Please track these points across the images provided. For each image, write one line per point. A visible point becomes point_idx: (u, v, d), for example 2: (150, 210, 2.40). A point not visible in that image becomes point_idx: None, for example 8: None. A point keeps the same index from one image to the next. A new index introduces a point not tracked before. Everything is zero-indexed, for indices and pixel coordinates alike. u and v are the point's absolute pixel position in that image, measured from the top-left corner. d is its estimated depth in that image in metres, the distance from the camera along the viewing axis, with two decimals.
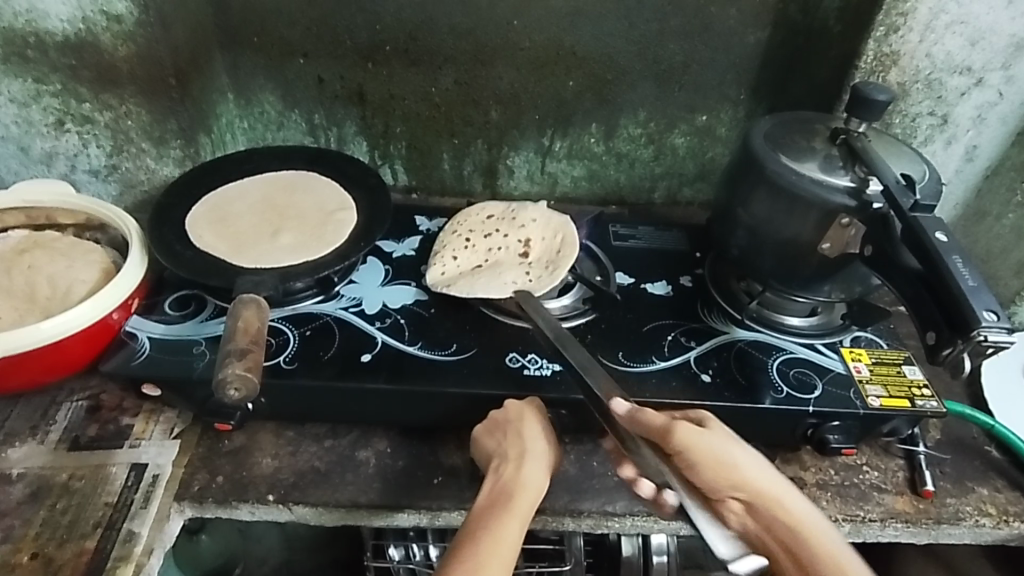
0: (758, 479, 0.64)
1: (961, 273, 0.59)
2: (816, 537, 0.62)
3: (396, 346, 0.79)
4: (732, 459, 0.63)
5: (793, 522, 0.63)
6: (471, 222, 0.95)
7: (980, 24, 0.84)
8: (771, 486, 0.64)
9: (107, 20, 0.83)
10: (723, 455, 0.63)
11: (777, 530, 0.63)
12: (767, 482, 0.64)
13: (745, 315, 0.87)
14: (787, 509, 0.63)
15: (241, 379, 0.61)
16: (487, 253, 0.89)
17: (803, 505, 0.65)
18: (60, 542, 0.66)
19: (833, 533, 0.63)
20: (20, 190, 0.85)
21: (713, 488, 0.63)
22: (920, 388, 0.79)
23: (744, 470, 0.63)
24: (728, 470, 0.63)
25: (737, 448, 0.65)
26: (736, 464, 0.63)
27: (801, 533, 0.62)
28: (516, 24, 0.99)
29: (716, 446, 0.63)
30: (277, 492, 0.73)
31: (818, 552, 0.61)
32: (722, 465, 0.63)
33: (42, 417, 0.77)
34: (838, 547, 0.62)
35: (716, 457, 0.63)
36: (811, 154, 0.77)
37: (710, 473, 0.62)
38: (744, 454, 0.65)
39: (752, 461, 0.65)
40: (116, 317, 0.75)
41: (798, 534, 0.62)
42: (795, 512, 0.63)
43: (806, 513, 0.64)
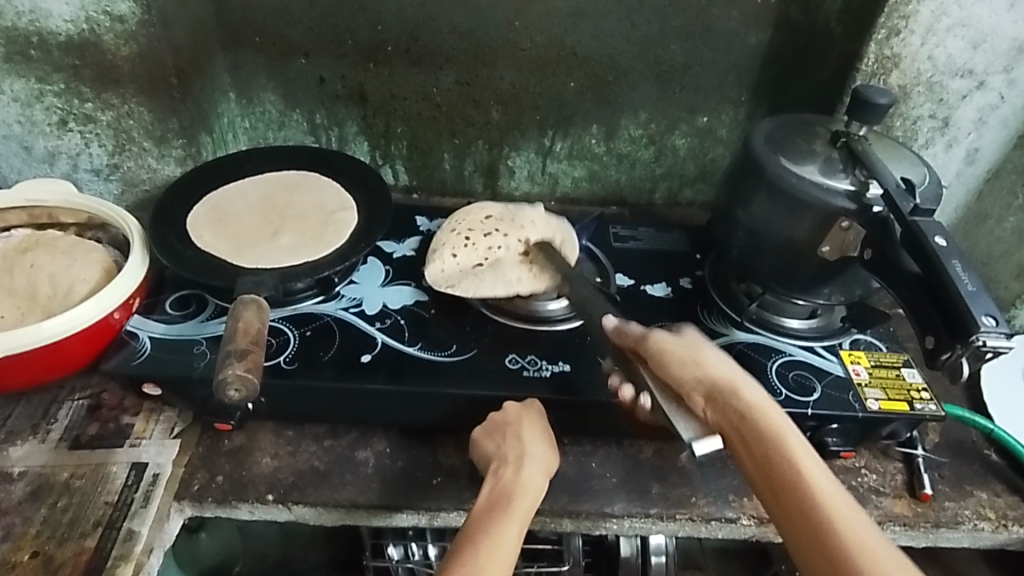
0: (726, 374, 0.63)
1: (961, 277, 0.59)
2: (779, 436, 0.59)
3: (396, 347, 0.79)
4: (699, 353, 0.65)
5: (755, 419, 0.60)
6: (473, 220, 0.92)
7: (982, 27, 0.84)
8: (739, 383, 0.63)
9: (110, 21, 0.83)
10: (694, 353, 0.65)
11: (740, 426, 0.60)
12: (736, 381, 0.63)
13: (745, 317, 0.87)
14: (751, 404, 0.61)
15: (241, 381, 0.61)
16: (486, 254, 0.88)
17: (773, 407, 0.62)
18: (60, 541, 0.67)
19: (800, 439, 0.59)
20: (24, 189, 0.86)
21: (675, 381, 0.64)
22: (919, 391, 0.79)
23: (712, 364, 0.64)
24: (694, 363, 0.64)
25: (709, 347, 0.66)
26: (703, 359, 0.64)
27: (762, 430, 0.59)
28: (517, 24, 0.99)
29: (691, 343, 0.66)
30: (277, 492, 0.74)
31: (779, 454, 0.58)
32: (689, 359, 0.64)
33: (42, 416, 0.77)
34: (804, 453, 0.58)
35: (688, 353, 0.65)
36: (811, 157, 0.77)
37: (678, 365, 0.64)
38: (715, 352, 0.66)
39: (722, 359, 0.65)
40: (117, 317, 0.75)
41: (758, 428, 0.59)
42: (758, 406, 0.61)
43: (771, 413, 0.61)
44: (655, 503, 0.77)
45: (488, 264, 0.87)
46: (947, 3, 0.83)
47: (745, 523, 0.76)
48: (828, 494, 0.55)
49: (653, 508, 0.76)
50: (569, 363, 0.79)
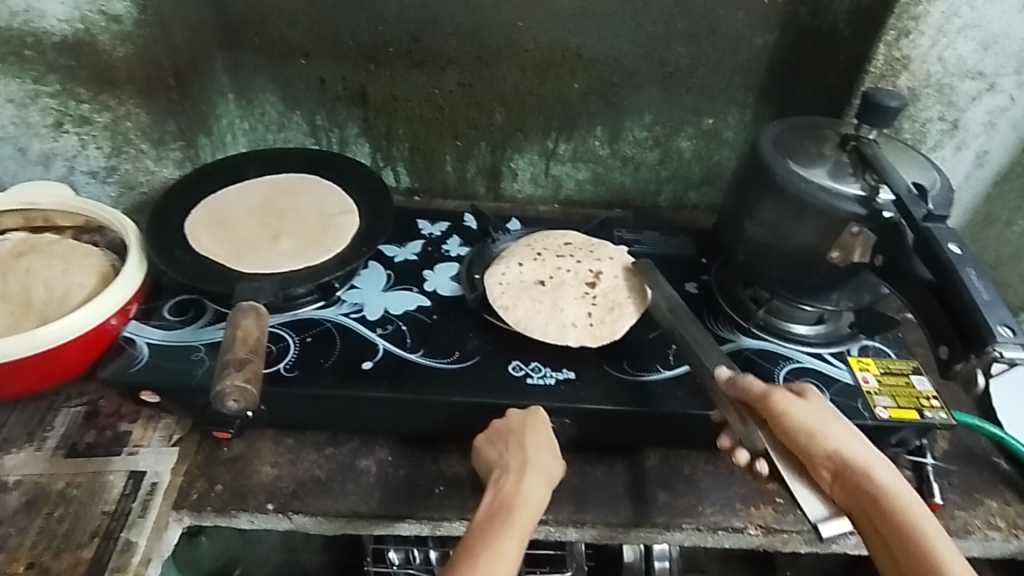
0: (857, 453, 0.60)
1: (976, 287, 0.57)
2: (910, 520, 0.56)
3: (398, 353, 0.77)
4: (828, 424, 0.62)
5: (887, 500, 0.57)
6: (574, 245, 0.93)
7: (993, 28, 0.83)
8: (870, 463, 0.60)
9: (106, 20, 0.82)
10: (822, 423, 0.61)
11: (874, 510, 0.57)
12: (864, 455, 0.60)
13: (751, 323, 0.86)
14: (885, 486, 0.58)
15: (240, 391, 0.60)
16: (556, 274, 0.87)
17: (910, 492, 0.58)
18: (56, 552, 0.66)
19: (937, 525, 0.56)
20: (18, 192, 0.84)
21: (809, 458, 0.60)
22: (929, 398, 0.78)
23: (842, 439, 0.61)
24: (824, 435, 0.61)
25: (836, 418, 0.63)
26: (835, 432, 0.61)
27: (896, 515, 0.56)
28: (520, 25, 0.97)
29: (819, 411, 0.63)
30: (277, 501, 0.72)
31: (911, 540, 0.55)
32: (815, 431, 0.61)
33: (39, 423, 0.76)
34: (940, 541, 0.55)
35: (815, 423, 0.61)
36: (820, 161, 0.76)
37: (805, 439, 0.61)
38: (844, 426, 0.62)
39: (849, 430, 0.62)
40: (114, 323, 0.74)
41: (892, 513, 0.57)
42: (886, 484, 0.58)
43: (904, 494, 0.58)
44: (661, 512, 0.75)
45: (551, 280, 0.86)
46: (958, 4, 0.82)
47: (753, 533, 0.75)
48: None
49: (660, 518, 0.75)
50: (573, 370, 0.78)
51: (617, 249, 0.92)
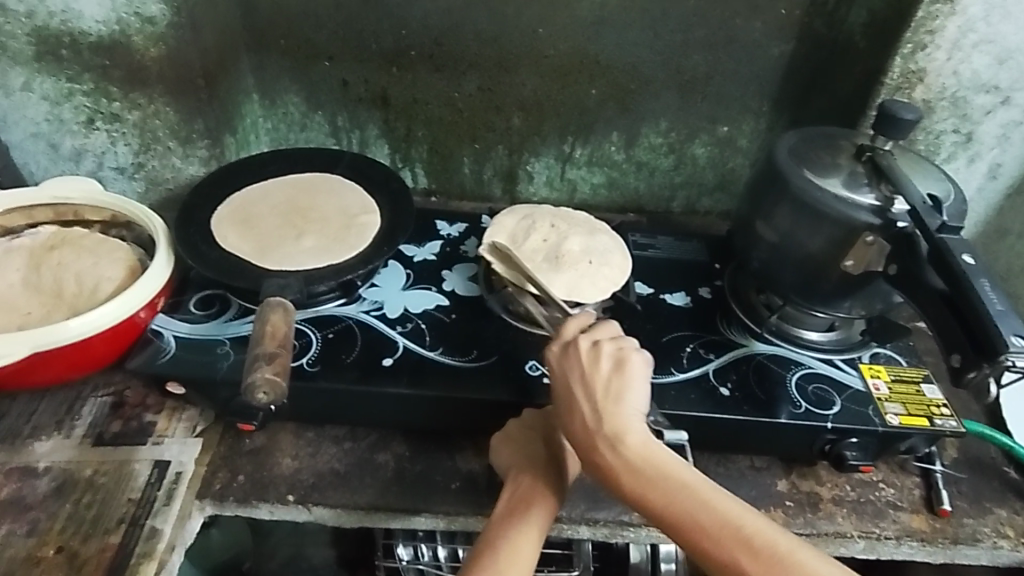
0: (614, 421, 0.61)
1: (989, 297, 0.59)
2: (662, 482, 0.58)
3: (418, 352, 0.79)
4: (594, 390, 0.63)
5: (634, 472, 0.59)
6: (576, 219, 0.95)
7: (1009, 43, 0.84)
8: (628, 430, 0.61)
9: (140, 22, 0.85)
10: (580, 398, 0.63)
11: (630, 479, 0.59)
12: (622, 419, 0.61)
13: (764, 329, 0.87)
14: (642, 445, 0.60)
15: (270, 383, 0.62)
16: (540, 242, 0.89)
17: (665, 452, 0.60)
18: (85, 537, 0.67)
19: (702, 480, 0.59)
20: (49, 187, 0.86)
21: (570, 424, 0.63)
22: (939, 406, 0.79)
23: (600, 408, 0.62)
24: (583, 408, 0.62)
25: (604, 379, 0.63)
26: (594, 400, 0.62)
27: (650, 475, 0.59)
28: (541, 32, 0.99)
29: (582, 374, 0.64)
30: (297, 493, 0.74)
31: (658, 508, 0.58)
32: (586, 398, 0.63)
33: (67, 412, 0.78)
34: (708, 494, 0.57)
35: (570, 386, 0.64)
36: (835, 171, 0.77)
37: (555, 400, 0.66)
38: (619, 389, 0.63)
39: (616, 397, 0.62)
40: (142, 315, 0.76)
41: (654, 479, 0.58)
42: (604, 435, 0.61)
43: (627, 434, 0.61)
44: None
45: (531, 247, 0.89)
46: (974, 19, 0.83)
47: None
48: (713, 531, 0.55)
49: None
50: None
51: (612, 241, 0.92)
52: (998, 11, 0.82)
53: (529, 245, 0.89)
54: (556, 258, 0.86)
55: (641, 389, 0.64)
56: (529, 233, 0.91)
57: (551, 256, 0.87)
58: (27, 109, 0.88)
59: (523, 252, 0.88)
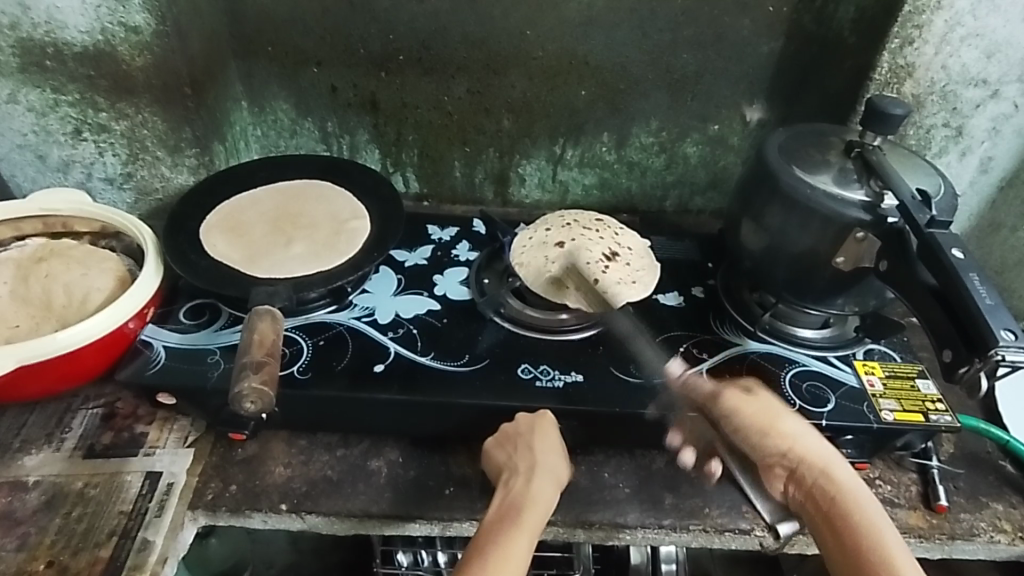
0: (819, 454, 0.66)
1: (979, 291, 0.58)
2: (844, 507, 0.62)
3: (409, 357, 0.79)
4: (782, 431, 0.68)
5: (826, 493, 0.64)
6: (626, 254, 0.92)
7: (996, 36, 0.84)
8: (830, 461, 0.66)
9: (125, 31, 0.84)
10: (769, 431, 0.69)
11: (823, 499, 0.64)
12: (811, 454, 0.66)
13: (757, 327, 0.86)
14: (826, 465, 0.66)
15: (257, 393, 0.62)
16: (594, 261, 0.87)
17: (864, 488, 0.64)
18: (75, 551, 0.67)
19: (881, 512, 0.62)
20: (37, 198, 0.86)
21: (761, 450, 0.69)
22: (934, 402, 0.78)
23: (792, 444, 0.67)
24: (766, 440, 0.68)
25: (792, 422, 0.69)
26: (786, 438, 0.68)
27: (830, 492, 0.64)
28: (529, 34, 0.99)
29: (755, 415, 0.70)
30: (290, 501, 0.74)
31: (840, 528, 0.61)
32: (770, 430, 0.69)
33: (57, 425, 0.78)
34: (883, 527, 0.61)
35: (754, 423, 0.70)
36: (824, 168, 0.77)
37: (755, 433, 0.69)
38: (799, 422, 0.69)
39: (807, 440, 0.68)
40: (132, 326, 0.75)
41: (841, 502, 0.63)
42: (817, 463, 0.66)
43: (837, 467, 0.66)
44: (668, 514, 0.76)
45: (575, 254, 0.88)
46: (961, 12, 0.82)
47: (759, 535, 0.75)
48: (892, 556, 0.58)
49: (667, 520, 0.76)
50: (582, 373, 0.79)
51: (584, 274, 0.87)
52: (985, 5, 0.82)
53: (568, 254, 0.89)
54: (593, 279, 0.86)
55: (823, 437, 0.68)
56: (588, 248, 0.89)
57: (599, 270, 0.87)
58: (14, 121, 0.89)
59: (555, 258, 0.88)
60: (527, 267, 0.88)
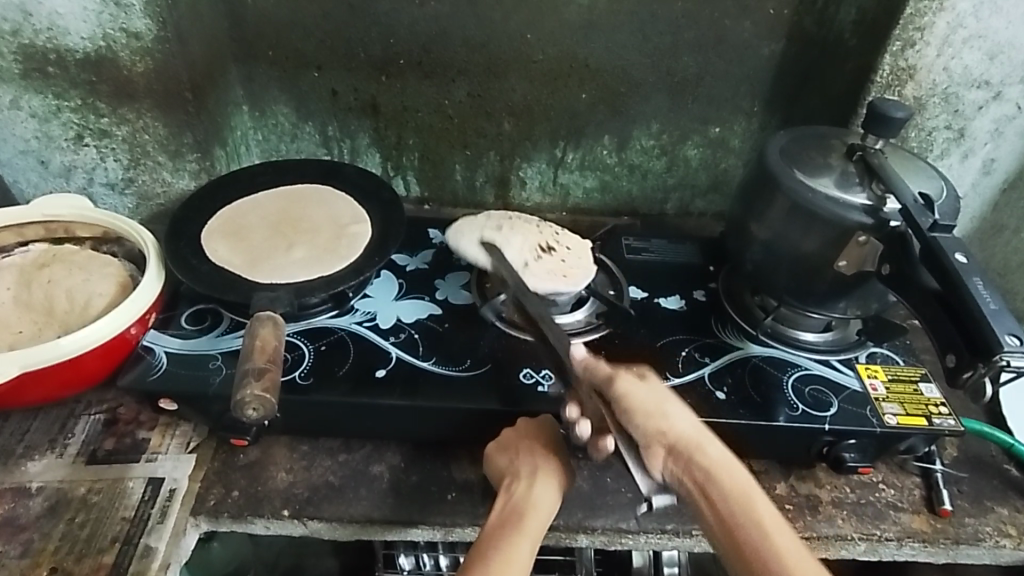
0: (692, 435, 0.62)
1: (982, 296, 0.58)
2: (728, 495, 0.58)
3: (411, 361, 0.79)
4: (657, 410, 0.64)
5: (704, 479, 0.60)
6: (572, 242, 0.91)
7: (998, 38, 0.84)
8: (703, 440, 0.62)
9: (126, 37, 0.84)
10: (647, 414, 0.64)
11: (704, 484, 0.60)
12: (684, 433, 0.62)
13: (760, 331, 0.86)
14: (712, 456, 0.61)
15: (259, 400, 0.62)
16: (527, 248, 0.87)
17: (741, 467, 0.61)
18: (78, 557, 0.67)
19: (761, 492, 0.59)
20: (39, 204, 0.86)
21: (642, 431, 0.63)
22: (937, 405, 0.78)
23: (666, 425, 0.63)
24: (648, 422, 0.63)
25: (664, 400, 0.65)
26: (663, 421, 0.63)
27: (726, 492, 0.58)
28: (529, 37, 0.99)
29: (641, 396, 0.65)
30: (292, 507, 0.74)
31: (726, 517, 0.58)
32: (655, 414, 0.64)
33: (60, 431, 0.78)
34: (767, 510, 0.57)
35: (632, 404, 0.64)
36: (826, 171, 0.76)
37: (643, 417, 0.64)
38: (678, 407, 0.65)
39: (682, 420, 0.63)
40: (133, 331, 0.75)
41: (723, 486, 0.59)
42: (711, 457, 0.61)
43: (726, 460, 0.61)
44: (671, 519, 0.76)
45: (513, 237, 0.89)
46: (963, 15, 0.82)
47: None
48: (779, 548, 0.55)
49: (669, 525, 0.76)
50: None
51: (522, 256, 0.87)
52: (987, 7, 0.81)
53: (505, 236, 0.89)
54: (523, 265, 0.85)
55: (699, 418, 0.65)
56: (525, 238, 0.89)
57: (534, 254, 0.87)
58: (16, 126, 0.89)
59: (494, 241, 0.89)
60: (467, 248, 0.88)
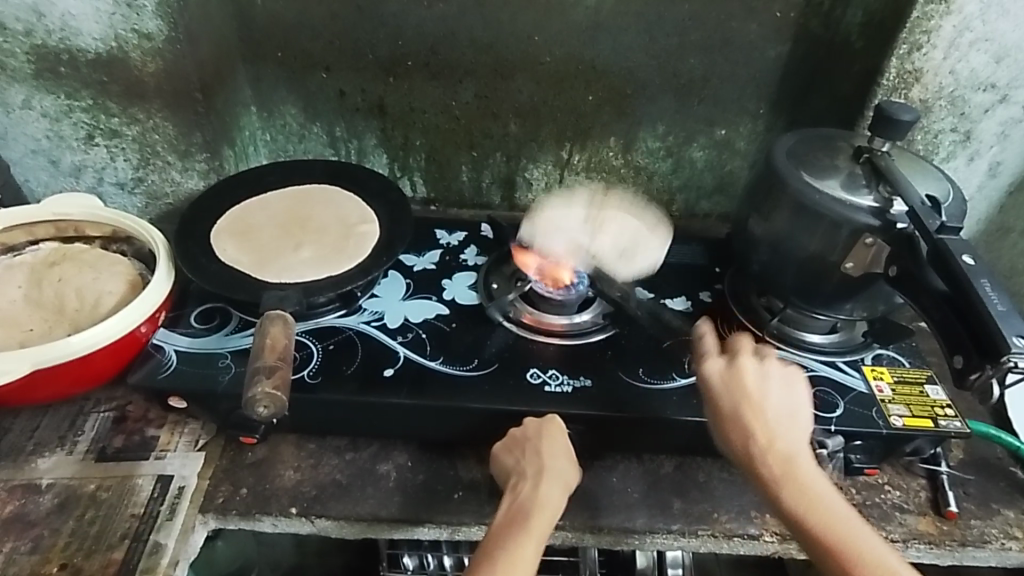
0: (778, 431, 0.65)
1: (990, 297, 0.58)
2: (820, 505, 0.61)
3: (419, 361, 0.79)
4: (765, 403, 0.66)
5: (791, 485, 0.62)
6: (605, 232, 0.93)
7: (1005, 41, 0.84)
8: (783, 440, 0.64)
9: (138, 38, 0.84)
10: (754, 399, 0.66)
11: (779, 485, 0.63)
12: (782, 436, 0.65)
13: (766, 332, 0.87)
14: (791, 458, 0.64)
15: (270, 398, 0.63)
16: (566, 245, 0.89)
17: (814, 467, 0.64)
18: (88, 553, 0.67)
19: (833, 492, 0.62)
20: (50, 203, 0.87)
21: (729, 423, 0.66)
22: (944, 407, 0.78)
23: (772, 425, 0.65)
24: (750, 424, 0.65)
25: (775, 393, 0.67)
26: (767, 416, 0.65)
27: (802, 496, 0.62)
28: (537, 39, 0.99)
29: (752, 386, 0.67)
30: (299, 505, 0.74)
31: (817, 529, 0.60)
32: (743, 406, 0.66)
33: (69, 428, 0.78)
34: (837, 511, 0.61)
35: (740, 397, 0.67)
36: (833, 172, 0.77)
37: (729, 412, 0.66)
38: (773, 401, 0.67)
39: (787, 417, 0.66)
40: (143, 330, 0.76)
41: (798, 490, 0.62)
42: (791, 460, 0.64)
43: (803, 459, 0.64)
44: (677, 519, 0.76)
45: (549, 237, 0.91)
46: (970, 17, 0.83)
47: (767, 540, 0.75)
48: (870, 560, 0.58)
49: (675, 525, 0.76)
50: (590, 378, 0.79)
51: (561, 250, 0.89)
52: (994, 9, 0.82)
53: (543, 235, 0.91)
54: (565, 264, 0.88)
55: (806, 409, 0.68)
56: (560, 231, 0.92)
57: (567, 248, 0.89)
58: (28, 126, 0.90)
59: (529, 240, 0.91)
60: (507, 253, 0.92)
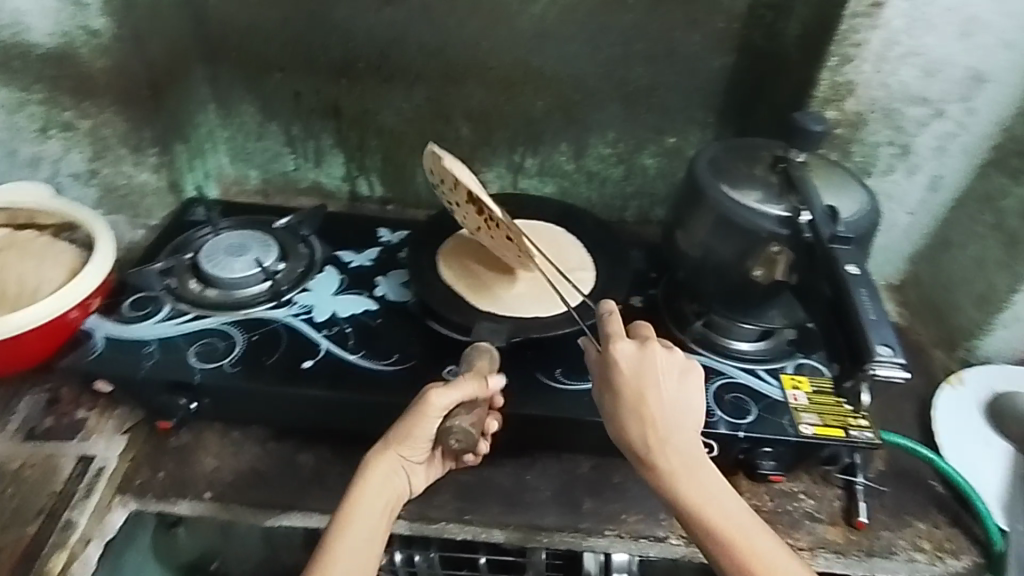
0: (674, 434, 0.63)
1: (865, 307, 0.59)
2: (711, 498, 0.61)
3: (339, 354, 0.81)
4: (667, 395, 0.63)
5: (689, 479, 0.62)
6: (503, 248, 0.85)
7: (933, 55, 0.85)
8: (679, 440, 0.63)
9: (85, 35, 0.88)
10: (651, 396, 0.63)
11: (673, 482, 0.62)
12: (679, 430, 0.63)
13: (689, 336, 0.87)
14: (684, 455, 0.62)
15: (463, 434, 0.67)
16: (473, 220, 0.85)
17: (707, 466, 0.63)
18: (4, 527, 0.71)
19: (724, 488, 0.63)
20: (1, 193, 0.90)
21: (627, 418, 0.63)
22: (857, 417, 0.79)
23: (670, 417, 0.63)
24: (652, 418, 0.62)
25: (674, 382, 0.64)
26: (667, 409, 0.63)
27: (690, 495, 0.61)
28: (484, 44, 1.01)
29: (657, 375, 0.64)
30: (216, 490, 0.76)
31: (712, 523, 0.61)
32: (641, 404, 0.63)
33: (1, 409, 0.80)
34: (726, 508, 0.61)
35: (642, 388, 0.63)
36: (751, 182, 0.77)
37: (630, 405, 0.63)
38: (671, 396, 0.64)
39: (684, 408, 0.64)
40: (75, 316, 0.79)
41: (687, 488, 0.62)
42: (684, 460, 0.62)
43: (696, 457, 0.63)
44: (585, 518, 0.78)
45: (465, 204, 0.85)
46: (896, 32, 0.83)
47: (675, 542, 0.77)
48: (764, 555, 0.60)
49: (583, 523, 0.77)
50: (507, 376, 0.80)
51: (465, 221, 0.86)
52: (920, 24, 0.83)
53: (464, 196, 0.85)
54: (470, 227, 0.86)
55: (700, 395, 0.65)
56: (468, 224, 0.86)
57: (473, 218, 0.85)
58: None
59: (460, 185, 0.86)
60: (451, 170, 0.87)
